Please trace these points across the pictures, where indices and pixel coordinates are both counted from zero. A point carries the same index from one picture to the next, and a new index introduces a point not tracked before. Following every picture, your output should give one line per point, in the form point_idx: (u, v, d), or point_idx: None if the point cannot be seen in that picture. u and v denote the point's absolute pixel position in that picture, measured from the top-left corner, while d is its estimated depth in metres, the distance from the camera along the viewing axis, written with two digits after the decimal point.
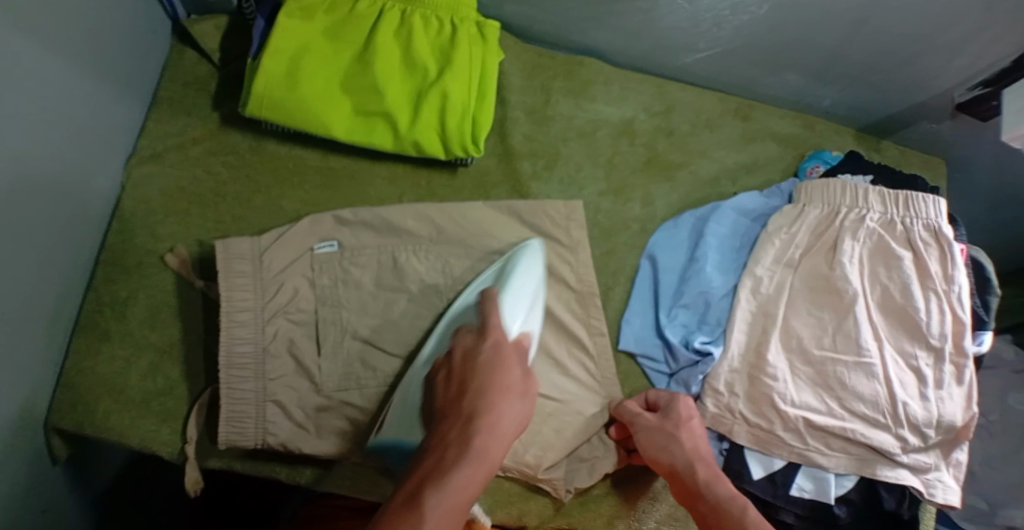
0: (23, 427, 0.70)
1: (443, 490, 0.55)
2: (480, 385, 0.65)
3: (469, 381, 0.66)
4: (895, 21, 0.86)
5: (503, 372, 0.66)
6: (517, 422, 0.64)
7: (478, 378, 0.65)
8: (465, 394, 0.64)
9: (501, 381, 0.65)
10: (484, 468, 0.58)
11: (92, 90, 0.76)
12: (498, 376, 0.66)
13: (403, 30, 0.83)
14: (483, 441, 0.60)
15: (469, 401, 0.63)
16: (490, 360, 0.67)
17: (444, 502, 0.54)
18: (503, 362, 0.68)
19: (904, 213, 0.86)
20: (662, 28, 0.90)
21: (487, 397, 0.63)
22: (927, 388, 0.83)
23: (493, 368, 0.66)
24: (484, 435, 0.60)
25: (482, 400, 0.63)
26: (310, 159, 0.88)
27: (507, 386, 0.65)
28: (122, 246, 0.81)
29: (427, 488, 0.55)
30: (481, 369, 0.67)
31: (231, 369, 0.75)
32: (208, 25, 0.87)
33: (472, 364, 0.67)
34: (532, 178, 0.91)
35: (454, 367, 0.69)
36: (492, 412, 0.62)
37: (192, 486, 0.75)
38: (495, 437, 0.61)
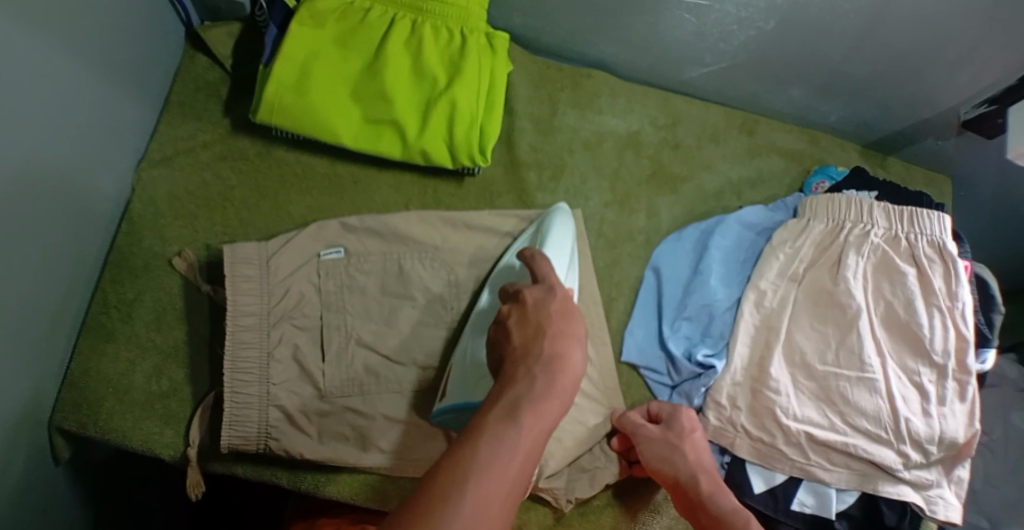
0: (24, 424, 0.70)
1: (534, 419, 0.54)
2: (560, 324, 0.62)
3: (547, 321, 0.62)
4: (900, 38, 0.86)
5: (578, 319, 0.63)
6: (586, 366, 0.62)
7: (555, 323, 0.62)
8: (544, 331, 0.61)
9: (578, 326, 0.62)
10: (564, 404, 0.58)
11: (105, 92, 0.76)
12: (572, 320, 0.63)
13: (413, 40, 0.84)
14: (566, 382, 0.58)
15: (551, 342, 0.60)
16: (563, 303, 0.64)
17: (535, 432, 0.54)
18: (575, 307, 0.64)
19: (908, 229, 0.86)
20: (669, 42, 0.91)
21: (568, 338, 0.61)
22: (930, 405, 0.83)
23: (568, 311, 0.63)
24: (568, 375, 0.59)
25: (564, 340, 0.60)
26: (318, 165, 0.88)
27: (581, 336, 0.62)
28: (130, 248, 0.82)
29: (521, 414, 0.54)
30: (556, 310, 0.63)
31: (235, 373, 0.75)
32: (221, 32, 0.89)
33: (547, 304, 0.63)
34: (538, 188, 0.91)
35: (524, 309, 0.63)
36: (574, 353, 0.60)
37: (193, 488, 0.75)
38: (574, 378, 0.59)
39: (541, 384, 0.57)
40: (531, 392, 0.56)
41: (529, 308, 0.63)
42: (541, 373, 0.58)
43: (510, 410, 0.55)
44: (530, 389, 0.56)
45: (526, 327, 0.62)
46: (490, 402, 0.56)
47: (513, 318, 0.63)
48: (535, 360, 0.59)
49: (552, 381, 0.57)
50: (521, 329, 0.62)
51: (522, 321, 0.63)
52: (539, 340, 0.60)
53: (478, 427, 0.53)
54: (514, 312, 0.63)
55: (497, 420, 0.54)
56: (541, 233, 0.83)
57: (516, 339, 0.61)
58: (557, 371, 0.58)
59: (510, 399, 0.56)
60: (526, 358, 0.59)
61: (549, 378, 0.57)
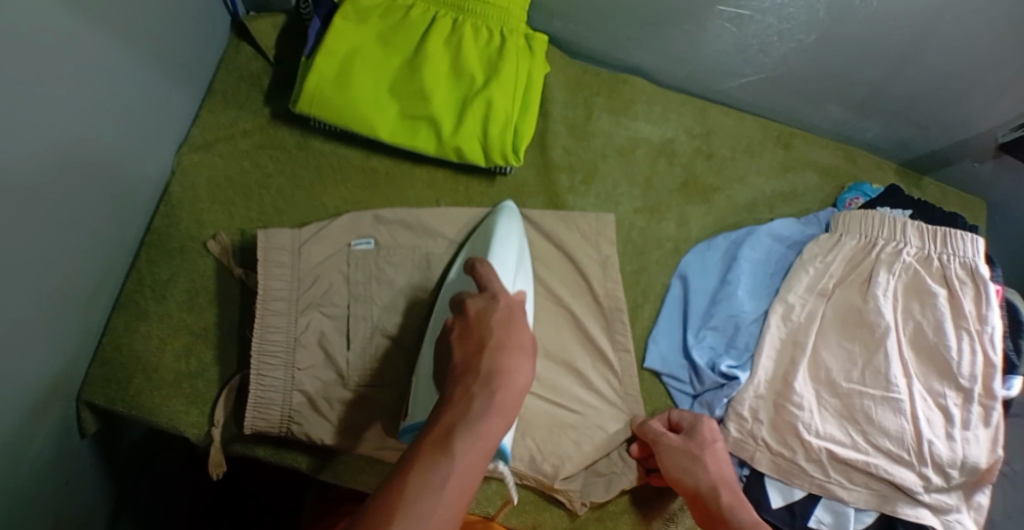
0: (57, 396, 0.72)
1: (470, 443, 0.54)
2: (500, 335, 0.61)
3: (488, 336, 0.61)
4: (942, 58, 0.86)
5: (520, 327, 0.62)
6: (531, 378, 0.60)
7: (495, 334, 0.61)
8: (485, 343, 0.60)
9: (519, 335, 0.61)
10: (508, 420, 0.57)
11: (151, 75, 0.78)
12: (515, 330, 0.61)
13: (454, 39, 0.85)
14: (507, 399, 0.57)
15: (490, 357, 0.59)
16: (505, 314, 0.63)
17: (471, 457, 0.53)
18: (518, 317, 0.63)
19: (941, 250, 0.86)
20: (707, 52, 0.91)
21: (511, 351, 0.59)
22: (954, 429, 0.82)
23: (511, 321, 0.62)
24: (507, 390, 0.57)
25: (504, 350, 0.59)
26: (353, 157, 0.89)
27: (523, 346, 0.61)
28: (167, 230, 0.83)
29: (454, 439, 0.53)
30: (497, 320, 0.62)
31: (263, 356, 0.76)
32: (266, 24, 0.90)
33: (488, 316, 0.62)
34: (569, 191, 0.92)
35: (467, 325, 0.62)
36: (513, 365, 0.59)
37: (215, 468, 0.76)
38: (517, 391, 0.58)
39: (478, 403, 0.56)
40: (467, 413, 0.55)
41: (472, 322, 0.62)
42: (478, 390, 0.57)
43: (444, 435, 0.54)
44: (466, 409, 0.56)
45: (467, 341, 0.61)
46: (427, 427, 0.56)
47: (456, 335, 0.62)
48: (474, 377, 0.58)
49: (492, 397, 0.57)
50: (462, 342, 0.61)
51: (463, 335, 0.62)
52: (479, 355, 0.59)
53: (415, 454, 0.53)
54: (456, 325, 0.63)
55: (432, 445, 0.53)
56: (484, 233, 0.81)
57: (457, 354, 0.60)
58: (498, 384, 0.57)
59: (447, 421, 0.55)
60: (466, 374, 0.59)
61: (488, 394, 0.56)
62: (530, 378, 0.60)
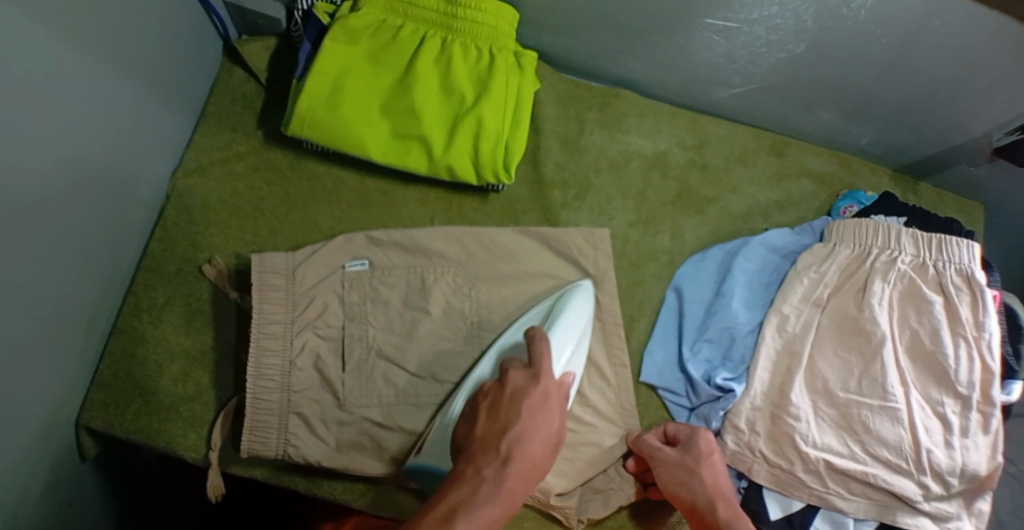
0: (56, 424, 0.73)
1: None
2: (525, 420, 0.63)
3: (512, 419, 0.63)
4: (933, 65, 0.86)
5: (550, 413, 0.65)
6: (547, 469, 0.63)
7: (522, 420, 0.63)
8: (509, 423, 0.63)
9: (546, 423, 0.64)
10: (513, 508, 0.59)
11: (143, 102, 0.79)
12: (542, 418, 0.64)
13: (443, 58, 0.85)
14: (517, 490, 0.59)
15: (508, 444, 0.61)
16: (537, 395, 0.65)
17: None
18: (549, 404, 0.65)
19: (936, 257, 0.85)
20: (698, 63, 0.91)
21: (531, 434, 0.62)
22: (953, 436, 0.82)
23: (543, 405, 0.65)
24: (519, 478, 0.60)
25: (524, 442, 0.61)
26: (347, 178, 0.90)
27: (547, 440, 0.63)
28: (162, 254, 0.84)
29: (454, 523, 0.55)
30: (530, 403, 0.64)
31: (258, 380, 0.77)
32: (257, 46, 0.91)
33: (521, 397, 0.65)
34: (562, 206, 0.92)
35: (500, 398, 0.66)
36: (527, 454, 0.61)
37: (214, 491, 0.77)
38: (532, 476, 0.61)
39: (487, 488, 0.58)
40: (474, 496, 0.57)
41: (504, 400, 0.65)
42: (489, 477, 0.59)
43: (448, 513, 0.56)
44: (472, 492, 0.58)
45: (494, 419, 0.64)
46: (433, 501, 0.58)
47: (485, 412, 0.65)
48: (489, 461, 0.60)
49: (501, 484, 0.59)
50: (489, 419, 0.64)
51: (493, 412, 0.65)
52: (498, 441, 0.62)
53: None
54: (491, 396, 0.67)
55: (433, 525, 0.55)
56: (551, 311, 0.81)
57: (480, 429, 0.64)
58: (512, 473, 0.60)
59: (452, 502, 0.57)
60: (481, 456, 0.61)
61: (498, 482, 0.59)
62: (541, 465, 0.62)
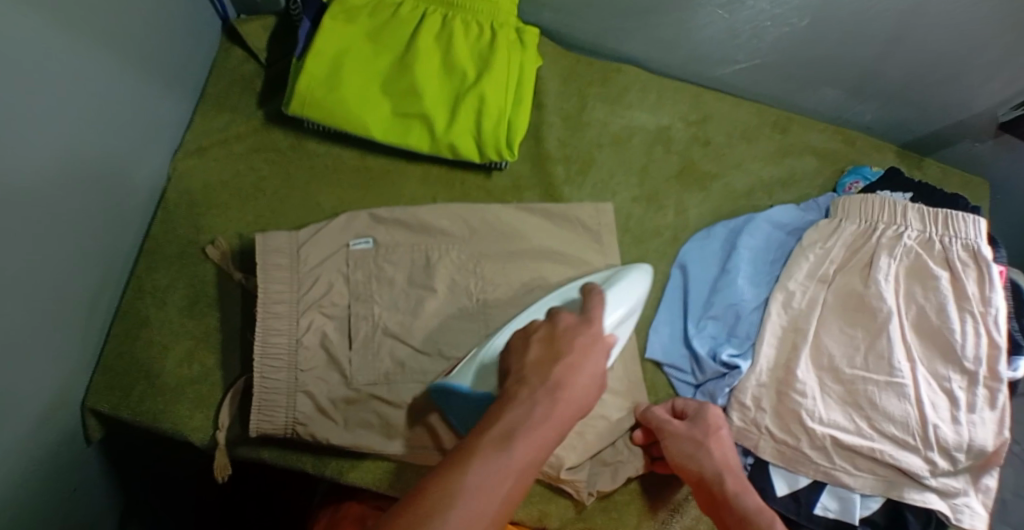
0: (60, 406, 0.72)
1: (526, 449, 0.53)
2: (580, 352, 0.62)
3: (565, 351, 0.62)
4: (939, 37, 0.85)
5: (600, 354, 0.63)
6: (596, 399, 0.62)
7: (573, 355, 0.61)
8: (563, 353, 0.62)
9: (597, 358, 0.63)
10: (562, 433, 0.57)
11: (142, 81, 0.78)
12: (595, 357, 0.63)
13: (444, 35, 0.85)
14: (566, 412, 0.58)
15: (560, 371, 0.60)
16: (587, 337, 0.64)
17: (527, 461, 0.53)
18: (601, 345, 0.64)
19: (943, 233, 0.85)
20: (701, 39, 0.90)
21: (582, 367, 0.61)
22: (959, 412, 0.82)
23: (593, 345, 0.64)
24: (572, 406, 0.58)
25: (575, 372, 0.60)
26: (349, 158, 0.89)
27: (596, 376, 0.62)
28: (165, 236, 0.83)
29: (512, 444, 0.53)
30: (581, 341, 0.63)
31: (265, 359, 0.76)
32: (255, 26, 0.91)
33: (575, 333, 0.64)
34: (565, 183, 0.91)
35: (551, 333, 0.64)
36: (580, 385, 0.60)
37: (221, 471, 0.77)
38: (578, 409, 0.59)
39: (542, 409, 0.56)
40: (529, 417, 0.55)
41: (557, 336, 0.64)
42: (542, 400, 0.57)
43: (505, 434, 0.54)
44: (528, 413, 0.56)
45: (547, 348, 0.62)
46: (488, 421, 0.55)
47: (538, 339, 0.64)
48: (540, 386, 0.58)
49: (553, 408, 0.57)
50: (541, 346, 0.63)
51: (546, 343, 0.63)
52: (551, 370, 0.60)
53: (473, 446, 0.53)
54: (543, 330, 0.65)
55: (491, 445, 0.53)
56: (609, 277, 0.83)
57: (533, 357, 0.62)
58: (562, 396, 0.58)
59: (511, 419, 0.55)
60: (533, 378, 0.59)
61: (552, 405, 0.57)
62: (592, 397, 0.61)
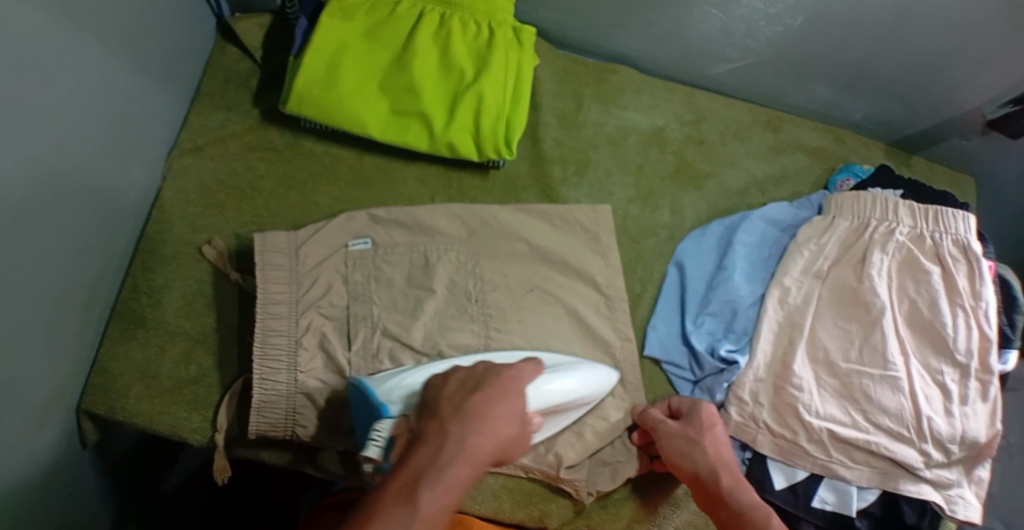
0: (55, 409, 0.72)
1: (435, 493, 0.53)
2: (493, 391, 0.64)
3: (478, 389, 0.63)
4: (926, 33, 0.87)
5: (514, 392, 0.65)
6: (516, 435, 0.62)
7: (485, 392, 0.63)
8: (478, 390, 0.63)
9: (514, 400, 0.64)
10: (477, 470, 0.57)
11: (136, 80, 0.77)
12: (513, 397, 0.64)
13: (442, 34, 0.85)
14: (480, 448, 0.58)
15: (471, 408, 0.61)
16: (503, 380, 0.66)
17: (437, 502, 0.52)
18: (517, 384, 0.66)
19: (933, 228, 0.86)
20: (695, 38, 0.91)
21: (496, 403, 0.62)
22: (952, 404, 0.83)
23: (509, 384, 0.65)
24: (486, 440, 0.59)
25: (488, 408, 0.61)
26: (346, 157, 0.89)
27: (509, 409, 0.63)
28: (160, 236, 0.83)
29: (420, 487, 0.53)
30: (496, 381, 0.65)
31: (264, 360, 0.76)
32: (251, 24, 0.91)
33: (493, 374, 0.66)
34: (562, 182, 0.92)
35: (467, 375, 0.66)
36: (496, 419, 0.61)
37: (220, 472, 0.76)
38: (494, 442, 0.59)
39: (451, 446, 0.57)
40: (438, 458, 0.55)
41: (473, 377, 0.66)
42: (454, 435, 0.57)
43: (413, 478, 0.54)
44: (436, 454, 0.56)
45: (461, 390, 0.64)
46: (397, 466, 0.55)
47: (455, 380, 0.65)
48: (452, 423, 0.59)
49: (464, 442, 0.57)
50: (458, 385, 0.64)
51: (462, 384, 0.65)
52: (465, 406, 0.61)
53: (380, 498, 0.52)
54: (460, 375, 0.66)
55: (397, 494, 0.52)
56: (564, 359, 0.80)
57: (448, 397, 0.63)
58: (472, 430, 0.58)
59: (416, 464, 0.55)
60: (444, 417, 0.60)
61: (462, 440, 0.57)
62: (509, 436, 0.61)
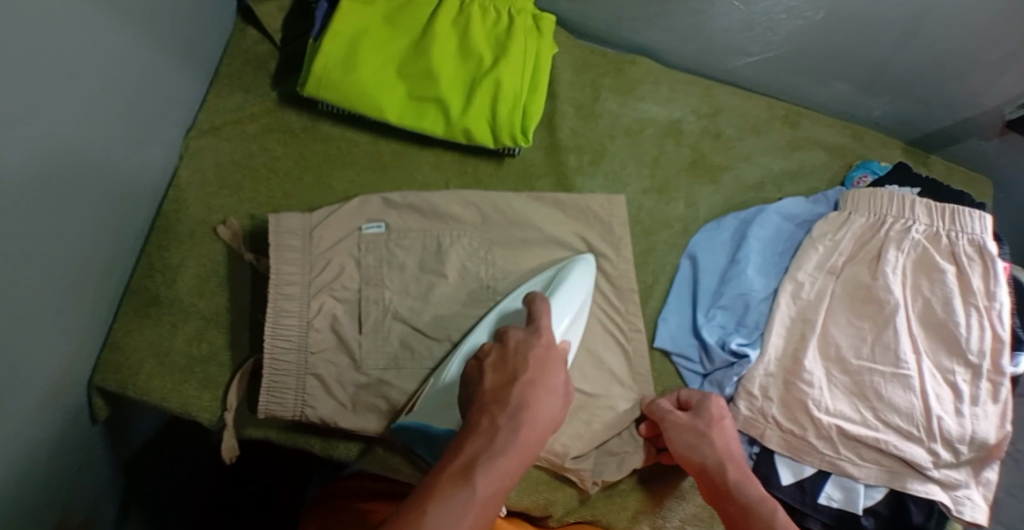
0: (69, 382, 0.72)
1: (488, 481, 0.53)
2: (536, 371, 0.61)
3: (522, 369, 0.61)
4: (951, 31, 0.86)
5: (558, 368, 0.63)
6: (561, 413, 0.61)
7: (531, 372, 0.61)
8: (522, 372, 0.61)
9: (555, 375, 0.62)
10: (529, 455, 0.57)
11: (157, 58, 0.78)
12: (553, 371, 0.62)
13: (461, 20, 0.85)
14: (531, 432, 0.57)
15: (519, 391, 0.59)
16: (543, 353, 0.63)
17: (490, 490, 0.53)
18: (556, 358, 0.64)
19: (949, 227, 0.86)
20: (716, 30, 0.90)
21: (542, 384, 0.60)
22: (963, 404, 0.83)
23: (549, 358, 0.63)
24: (537, 426, 0.58)
25: (534, 390, 0.59)
26: (362, 141, 0.89)
27: (555, 387, 0.61)
28: (175, 215, 0.83)
29: (473, 477, 0.53)
30: (537, 356, 0.63)
31: (276, 340, 0.76)
32: (271, 7, 0.90)
33: (529, 350, 0.64)
34: (577, 172, 0.92)
35: (506, 353, 0.63)
36: (543, 401, 0.59)
37: (229, 451, 0.77)
38: (542, 426, 0.58)
39: (502, 435, 0.56)
40: (490, 446, 0.55)
41: (510, 353, 0.63)
42: (505, 424, 0.56)
43: (466, 467, 0.53)
44: (487, 443, 0.55)
45: (502, 369, 0.62)
46: (450, 455, 0.55)
47: (493, 362, 0.63)
48: (501, 410, 0.58)
49: (517, 430, 0.56)
50: (498, 368, 0.62)
51: (502, 363, 0.63)
52: (509, 388, 0.60)
53: (435, 486, 0.52)
54: (495, 353, 0.64)
55: (450, 481, 0.52)
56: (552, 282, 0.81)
57: (490, 378, 0.61)
58: (524, 417, 0.57)
59: (470, 454, 0.54)
60: (492, 402, 0.59)
61: (513, 430, 0.56)
62: (556, 415, 0.60)
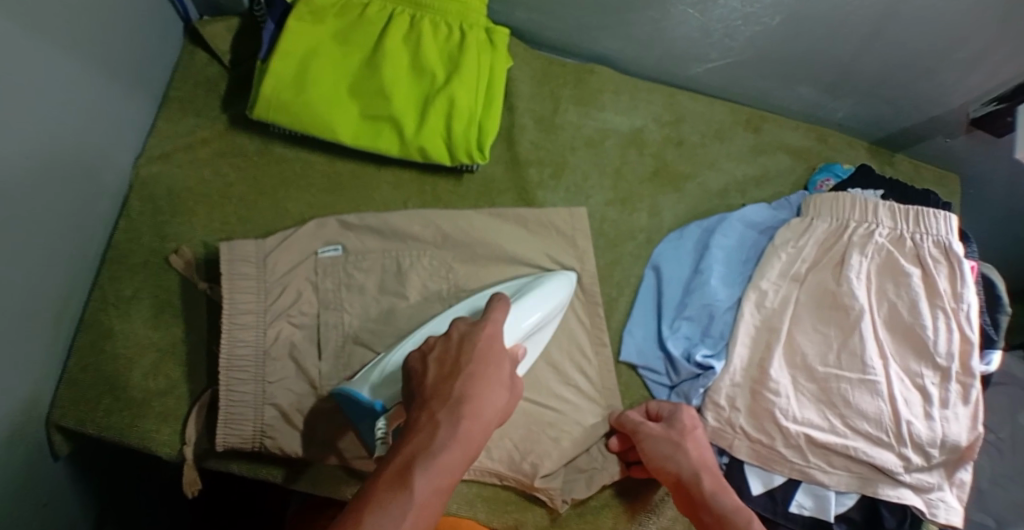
0: (25, 424, 0.71)
1: (429, 478, 0.53)
2: (478, 365, 0.61)
3: (464, 362, 0.61)
4: (910, 32, 0.85)
5: (501, 362, 0.62)
6: (502, 405, 0.60)
7: (472, 364, 0.61)
8: (461, 368, 0.60)
9: (500, 370, 0.62)
10: (471, 451, 0.56)
11: (104, 88, 0.76)
12: (497, 363, 0.62)
13: (412, 36, 0.83)
14: (472, 426, 0.57)
15: (460, 386, 0.59)
16: (483, 349, 0.62)
17: (432, 488, 0.53)
18: (499, 348, 0.63)
19: (914, 229, 0.85)
20: (674, 39, 0.90)
21: (484, 378, 0.60)
22: (932, 408, 0.82)
23: (493, 349, 0.63)
24: (476, 423, 0.57)
25: (473, 386, 0.59)
26: (316, 162, 0.88)
27: (495, 379, 0.61)
28: (128, 245, 0.81)
29: (412, 477, 0.52)
30: (480, 349, 0.62)
31: (231, 370, 0.74)
32: (220, 27, 0.89)
33: (472, 342, 0.63)
34: (539, 186, 0.91)
35: (450, 346, 0.63)
36: (486, 397, 0.59)
37: (190, 484, 0.75)
38: (484, 421, 0.58)
39: (440, 434, 0.55)
40: (431, 443, 0.55)
41: (454, 347, 0.63)
42: (443, 421, 0.56)
43: (405, 468, 0.53)
44: (427, 440, 0.55)
45: (443, 364, 0.61)
46: (388, 457, 0.55)
47: (435, 357, 0.62)
48: (441, 405, 0.58)
49: (455, 426, 0.56)
50: (438, 367, 0.61)
51: (445, 358, 0.62)
52: (450, 384, 0.59)
53: (375, 484, 0.52)
54: (439, 345, 0.63)
55: (390, 478, 0.53)
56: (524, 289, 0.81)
57: (431, 375, 0.61)
58: (463, 412, 0.57)
59: (408, 452, 0.54)
60: (433, 400, 0.58)
61: (454, 424, 0.56)
62: (499, 410, 0.60)
